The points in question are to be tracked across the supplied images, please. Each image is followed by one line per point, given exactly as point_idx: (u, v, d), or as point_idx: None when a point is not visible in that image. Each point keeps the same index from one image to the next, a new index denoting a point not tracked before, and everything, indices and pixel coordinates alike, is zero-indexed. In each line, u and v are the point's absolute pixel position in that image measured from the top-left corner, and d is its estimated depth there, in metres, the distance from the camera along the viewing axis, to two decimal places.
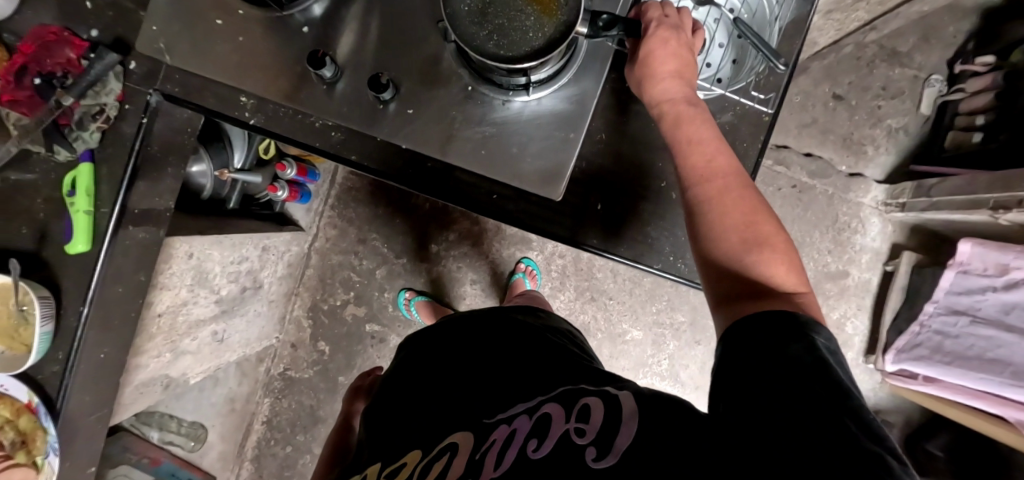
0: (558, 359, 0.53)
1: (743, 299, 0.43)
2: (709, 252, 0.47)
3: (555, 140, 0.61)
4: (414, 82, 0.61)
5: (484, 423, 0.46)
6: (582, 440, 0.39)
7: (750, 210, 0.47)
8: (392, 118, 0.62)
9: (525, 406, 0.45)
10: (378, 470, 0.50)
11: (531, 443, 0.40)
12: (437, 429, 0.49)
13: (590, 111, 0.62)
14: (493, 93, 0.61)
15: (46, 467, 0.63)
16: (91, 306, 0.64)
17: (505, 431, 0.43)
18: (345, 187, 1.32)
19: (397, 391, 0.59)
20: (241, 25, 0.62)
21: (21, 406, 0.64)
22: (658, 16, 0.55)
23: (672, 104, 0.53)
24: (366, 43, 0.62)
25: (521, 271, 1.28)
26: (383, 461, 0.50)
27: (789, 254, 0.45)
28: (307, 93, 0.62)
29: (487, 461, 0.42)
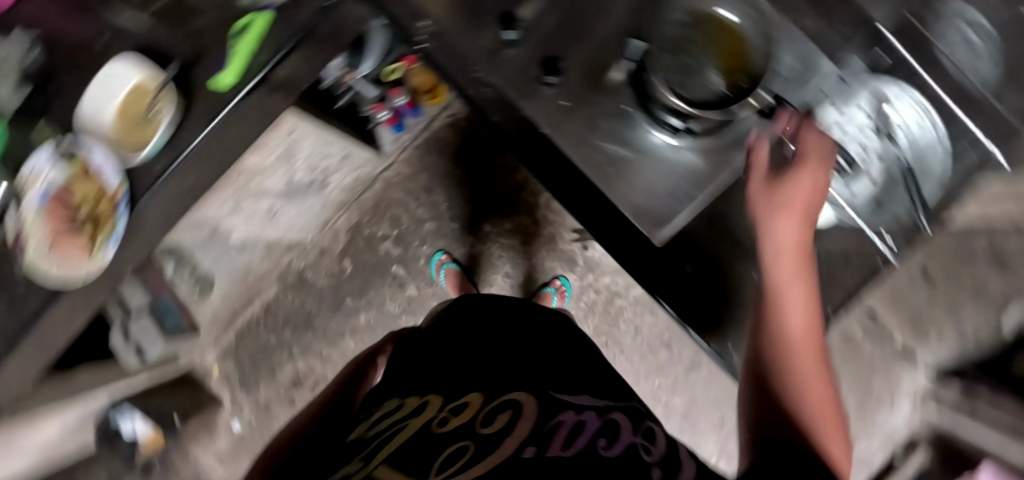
0: (603, 380, 0.60)
1: (783, 426, 0.46)
2: (778, 369, 0.48)
3: (679, 191, 0.63)
4: (581, 80, 0.63)
5: (547, 400, 0.51)
6: (650, 457, 0.46)
7: (816, 360, 0.48)
8: (546, 100, 0.63)
9: (592, 404, 0.53)
10: (439, 401, 0.53)
11: (607, 442, 0.46)
12: (500, 386, 0.54)
13: (724, 180, 0.63)
14: (644, 122, 0.62)
15: (102, 253, 0.69)
16: (209, 135, 0.68)
17: (573, 417, 0.49)
18: (432, 133, 1.30)
19: (450, 343, 0.62)
20: None
21: (105, 196, 0.68)
22: (803, 149, 0.53)
23: (785, 250, 0.50)
24: (557, 24, 0.63)
25: (553, 285, 1.24)
26: (443, 394, 0.53)
27: (836, 414, 0.47)
28: (479, 40, 0.64)
29: (556, 436, 0.46)
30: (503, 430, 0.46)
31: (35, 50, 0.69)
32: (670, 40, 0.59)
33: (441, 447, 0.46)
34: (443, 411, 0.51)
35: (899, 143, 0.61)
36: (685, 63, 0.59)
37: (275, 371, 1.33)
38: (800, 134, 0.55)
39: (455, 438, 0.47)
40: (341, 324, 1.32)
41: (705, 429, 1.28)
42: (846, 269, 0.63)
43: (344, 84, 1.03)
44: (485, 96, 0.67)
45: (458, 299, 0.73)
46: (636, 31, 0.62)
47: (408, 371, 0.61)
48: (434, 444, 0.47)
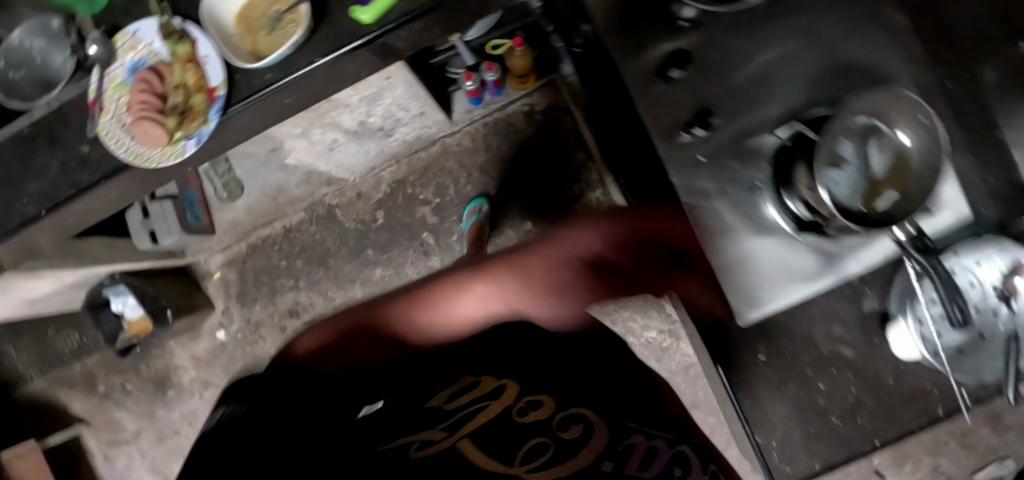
0: (656, 411, 0.84)
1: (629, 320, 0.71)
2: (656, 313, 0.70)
3: (781, 277, 0.62)
4: (724, 140, 0.62)
5: (623, 425, 0.78)
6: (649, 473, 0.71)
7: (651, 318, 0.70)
8: (683, 148, 0.62)
9: (663, 435, 0.79)
10: (513, 390, 0.81)
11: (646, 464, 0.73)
12: (569, 397, 0.80)
13: (828, 282, 0.62)
14: (772, 200, 0.62)
15: (180, 145, 0.65)
16: (327, 63, 0.64)
17: (644, 443, 0.77)
18: (504, 115, 1.24)
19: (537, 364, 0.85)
20: None
21: (203, 87, 0.64)
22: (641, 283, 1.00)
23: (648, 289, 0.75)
24: (726, 78, 0.61)
25: None
26: (522, 388, 0.81)
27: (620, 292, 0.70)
28: (637, 68, 0.62)
29: (634, 460, 0.74)
30: (579, 439, 0.75)
31: None
32: (842, 135, 0.55)
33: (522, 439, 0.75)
34: (522, 402, 0.79)
35: (1012, 312, 0.58)
36: (840, 165, 0.56)
37: (274, 298, 1.27)
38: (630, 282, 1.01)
39: (535, 435, 0.75)
40: (353, 273, 1.26)
41: None
42: (909, 407, 0.63)
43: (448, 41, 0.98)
44: None
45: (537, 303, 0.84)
46: (798, 112, 0.60)
47: (492, 364, 0.87)
48: (517, 431, 0.76)
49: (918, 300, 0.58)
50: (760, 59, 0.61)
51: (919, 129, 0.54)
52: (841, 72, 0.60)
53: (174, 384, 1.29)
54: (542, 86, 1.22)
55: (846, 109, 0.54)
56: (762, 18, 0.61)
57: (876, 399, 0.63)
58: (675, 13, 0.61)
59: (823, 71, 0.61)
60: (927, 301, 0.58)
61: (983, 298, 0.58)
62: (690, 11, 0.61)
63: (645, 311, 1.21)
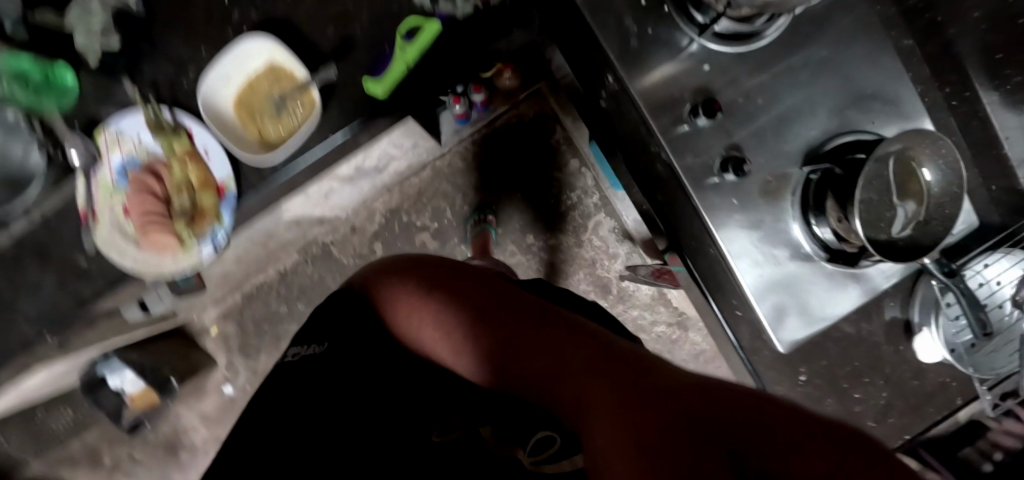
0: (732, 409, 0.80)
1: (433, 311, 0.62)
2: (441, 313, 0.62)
3: (821, 304, 0.64)
4: (755, 181, 0.63)
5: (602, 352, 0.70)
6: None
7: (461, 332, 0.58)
8: (716, 191, 0.63)
9: None
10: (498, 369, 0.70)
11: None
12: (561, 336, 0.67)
13: (865, 304, 0.65)
14: (804, 233, 0.63)
15: (196, 250, 0.63)
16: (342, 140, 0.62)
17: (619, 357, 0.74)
18: (493, 129, 1.23)
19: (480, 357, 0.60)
20: (658, 22, 0.62)
21: (210, 183, 0.60)
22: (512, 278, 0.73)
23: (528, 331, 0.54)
24: (744, 117, 0.63)
25: None
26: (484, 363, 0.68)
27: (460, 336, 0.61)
28: (661, 115, 0.63)
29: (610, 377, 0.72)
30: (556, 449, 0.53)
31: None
32: (875, 172, 0.57)
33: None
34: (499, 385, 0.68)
35: None
36: (873, 198, 0.58)
37: (280, 345, 1.24)
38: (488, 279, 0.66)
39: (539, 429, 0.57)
40: None
41: None
42: (935, 402, 0.68)
43: None
44: (657, 173, 0.66)
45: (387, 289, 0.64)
46: (820, 147, 0.63)
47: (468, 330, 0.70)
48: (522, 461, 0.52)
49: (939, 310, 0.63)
50: (775, 96, 0.63)
51: (942, 163, 0.58)
52: (854, 103, 0.64)
53: (187, 445, 1.25)
54: (528, 97, 1.22)
55: (882, 149, 0.55)
56: (770, 55, 0.63)
57: (905, 400, 0.68)
58: (680, 46, 0.62)
59: (839, 102, 0.64)
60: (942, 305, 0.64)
61: (998, 301, 0.63)
62: (692, 45, 0.62)
63: (653, 306, 1.25)
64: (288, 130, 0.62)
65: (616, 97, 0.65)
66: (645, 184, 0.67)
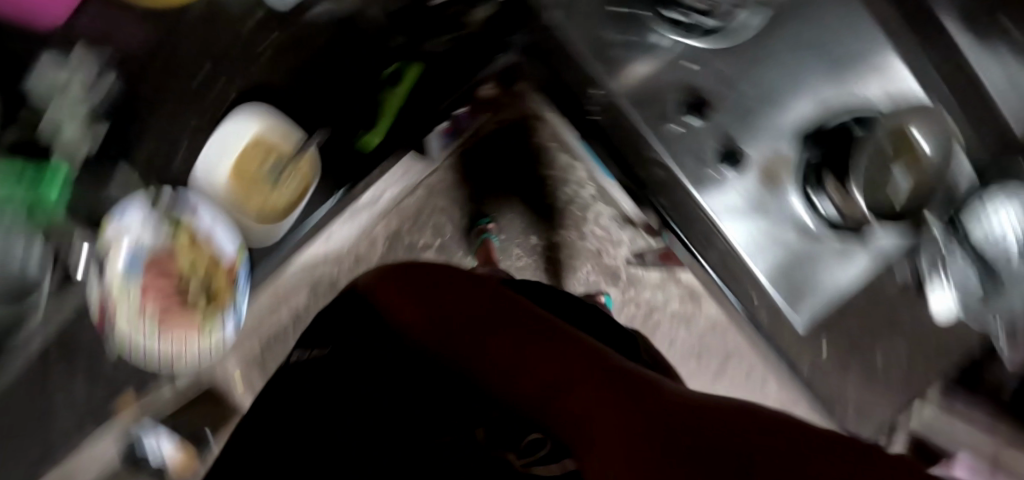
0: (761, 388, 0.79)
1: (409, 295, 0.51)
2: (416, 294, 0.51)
3: (832, 274, 0.65)
4: (754, 166, 0.65)
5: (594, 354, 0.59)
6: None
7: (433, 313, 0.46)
8: (716, 184, 0.65)
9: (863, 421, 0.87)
10: None
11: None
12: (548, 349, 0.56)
13: (877, 271, 0.65)
14: (806, 210, 0.64)
15: (213, 329, 0.69)
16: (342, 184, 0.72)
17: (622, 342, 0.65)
18: (480, 138, 1.24)
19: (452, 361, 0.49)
20: (630, 27, 0.63)
21: (223, 267, 0.68)
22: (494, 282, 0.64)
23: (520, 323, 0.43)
24: (731, 108, 0.64)
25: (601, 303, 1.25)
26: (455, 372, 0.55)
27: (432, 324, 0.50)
28: (651, 120, 0.64)
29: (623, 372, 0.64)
30: None
31: (108, 77, 0.59)
32: (878, 144, 0.58)
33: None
34: None
35: None
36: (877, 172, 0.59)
37: None
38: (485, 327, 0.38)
39: None
40: None
41: None
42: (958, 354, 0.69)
43: None
44: (657, 176, 0.65)
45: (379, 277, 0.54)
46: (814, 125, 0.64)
47: None
48: None
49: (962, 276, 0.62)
50: (760, 79, 0.64)
51: (933, 130, 0.60)
52: (841, 75, 0.64)
53: None
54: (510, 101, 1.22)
55: (884, 119, 0.59)
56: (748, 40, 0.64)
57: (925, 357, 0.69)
58: (648, 39, 0.63)
59: (827, 76, 0.64)
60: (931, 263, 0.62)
61: None
62: (664, 40, 0.63)
63: (662, 285, 1.28)
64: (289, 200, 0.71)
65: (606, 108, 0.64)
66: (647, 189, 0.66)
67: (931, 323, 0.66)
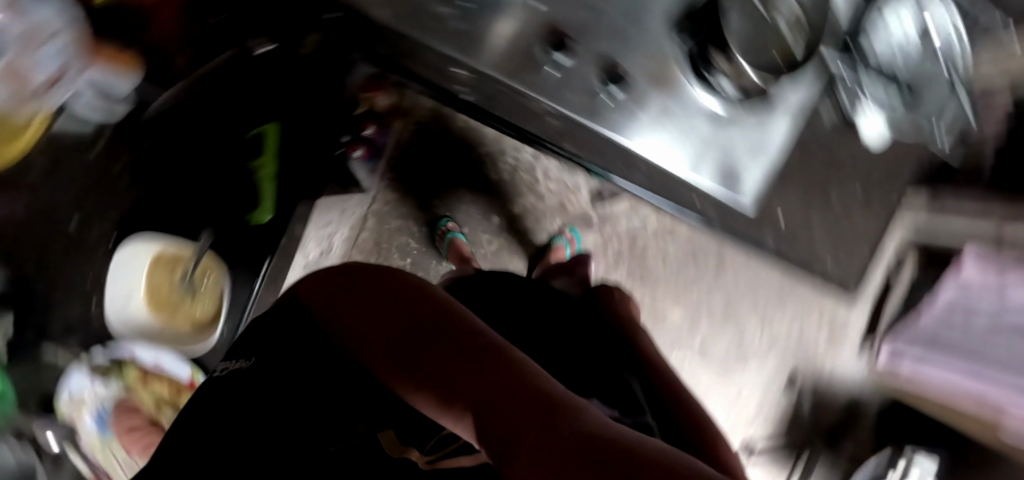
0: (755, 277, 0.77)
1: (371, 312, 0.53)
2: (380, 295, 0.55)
3: (755, 144, 0.64)
4: (641, 76, 0.62)
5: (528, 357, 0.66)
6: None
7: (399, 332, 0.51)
8: (615, 111, 0.61)
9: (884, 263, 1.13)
10: None
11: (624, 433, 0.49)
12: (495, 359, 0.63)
13: (793, 124, 0.65)
14: (706, 95, 0.63)
15: None
16: None
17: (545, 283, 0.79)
18: (403, 149, 1.22)
19: None
20: None
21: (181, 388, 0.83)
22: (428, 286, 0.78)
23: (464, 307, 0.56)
24: (599, 26, 0.61)
25: (565, 237, 1.26)
26: None
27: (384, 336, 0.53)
28: (522, 75, 0.58)
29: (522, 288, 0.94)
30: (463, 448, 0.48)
31: None
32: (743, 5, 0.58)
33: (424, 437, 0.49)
34: None
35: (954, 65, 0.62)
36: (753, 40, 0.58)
37: None
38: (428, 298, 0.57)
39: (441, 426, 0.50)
40: None
41: (743, 316, 1.40)
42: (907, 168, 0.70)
43: None
44: (552, 127, 0.62)
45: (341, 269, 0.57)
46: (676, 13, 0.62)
47: None
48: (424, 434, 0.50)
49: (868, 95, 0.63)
50: None
51: None
52: None
53: None
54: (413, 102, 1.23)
55: None
56: None
57: None
58: None
59: None
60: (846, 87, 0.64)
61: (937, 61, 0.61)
62: None
63: (633, 212, 1.32)
64: (212, 310, 0.87)
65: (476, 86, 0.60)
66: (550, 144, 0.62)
67: (866, 151, 0.66)
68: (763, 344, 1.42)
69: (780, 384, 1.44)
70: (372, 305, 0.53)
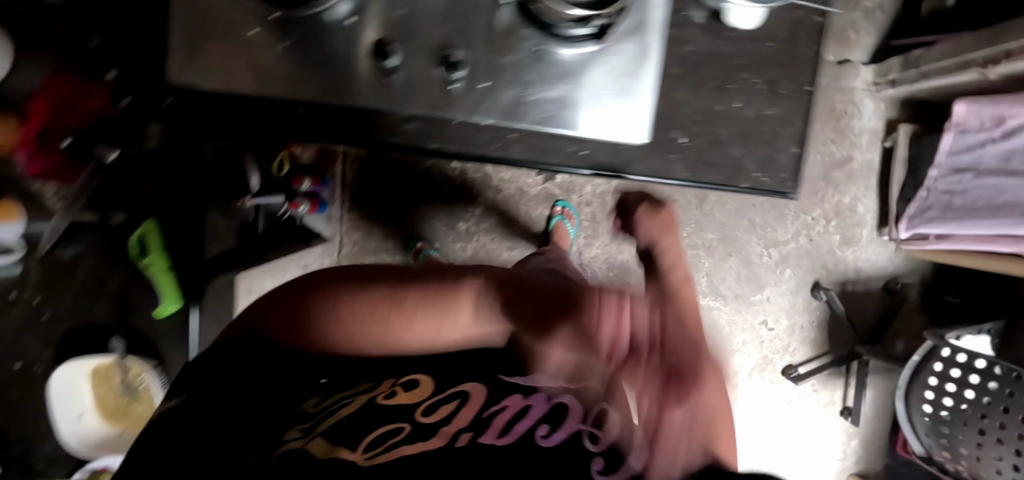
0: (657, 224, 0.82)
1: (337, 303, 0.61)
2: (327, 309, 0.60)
3: (627, 81, 0.61)
4: (483, 52, 0.59)
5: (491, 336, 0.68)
6: (594, 452, 0.53)
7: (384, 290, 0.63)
8: (463, 97, 0.60)
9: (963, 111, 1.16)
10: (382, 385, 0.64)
11: (539, 433, 0.56)
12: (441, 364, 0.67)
13: (659, 46, 0.61)
14: (557, 47, 0.59)
15: None
16: None
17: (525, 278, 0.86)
18: (353, 188, 1.23)
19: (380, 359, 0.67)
20: (277, 31, 0.58)
21: None
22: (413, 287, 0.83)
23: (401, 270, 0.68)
24: (430, 15, 0.58)
25: (561, 213, 1.24)
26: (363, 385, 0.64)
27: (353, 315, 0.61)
28: (363, 92, 0.60)
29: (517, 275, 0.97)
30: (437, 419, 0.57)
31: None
32: None
33: (357, 437, 0.55)
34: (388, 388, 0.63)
35: None
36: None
37: None
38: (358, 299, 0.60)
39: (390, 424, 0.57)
40: None
41: (742, 238, 1.34)
42: (800, 44, 0.66)
43: (249, 209, 0.96)
44: (409, 131, 0.64)
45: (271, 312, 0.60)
46: None
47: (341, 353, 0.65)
48: (365, 426, 0.56)
49: None
50: None
51: None
52: None
53: None
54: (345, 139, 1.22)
55: None
56: None
57: (775, 67, 0.66)
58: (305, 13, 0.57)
59: None
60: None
61: None
62: (344, 5, 0.57)
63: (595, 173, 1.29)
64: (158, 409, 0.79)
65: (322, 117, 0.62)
66: (415, 149, 0.64)
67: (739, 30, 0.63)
68: (772, 261, 1.35)
69: (806, 295, 1.38)
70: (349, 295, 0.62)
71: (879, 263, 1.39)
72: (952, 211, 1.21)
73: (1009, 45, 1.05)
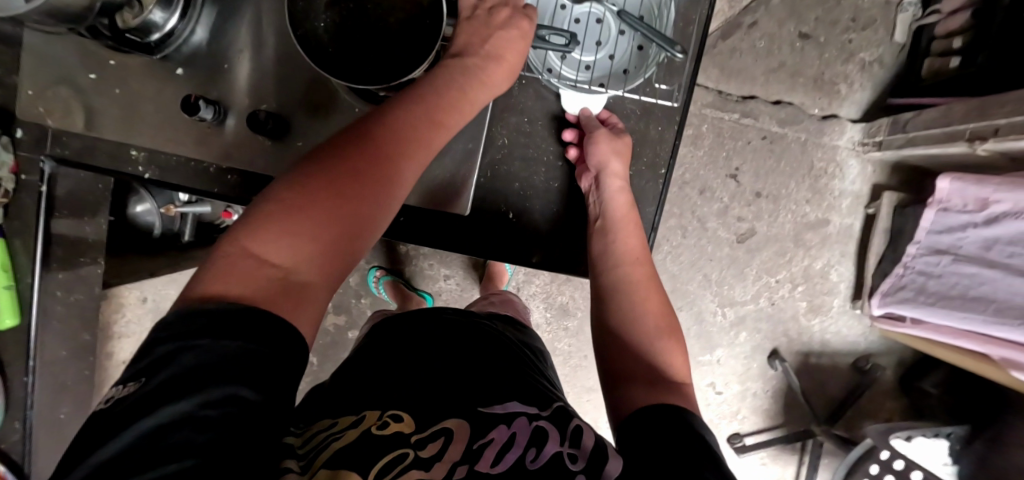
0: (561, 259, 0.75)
1: (264, 214, 0.43)
2: (255, 226, 0.42)
3: (453, 149, 0.66)
4: (304, 114, 0.65)
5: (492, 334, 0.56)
6: (575, 466, 0.38)
7: (303, 167, 0.46)
8: (287, 148, 0.65)
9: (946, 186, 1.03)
10: (390, 383, 0.45)
11: (530, 452, 0.38)
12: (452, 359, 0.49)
13: (485, 117, 0.66)
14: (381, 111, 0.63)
15: None
16: None
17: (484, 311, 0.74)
18: None
19: (381, 354, 0.51)
20: (116, 75, 0.63)
21: None
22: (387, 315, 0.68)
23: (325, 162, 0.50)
24: (257, 79, 0.64)
25: None
26: (376, 377, 0.47)
27: (284, 200, 0.43)
28: (192, 141, 0.64)
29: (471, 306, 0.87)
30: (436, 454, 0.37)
31: None
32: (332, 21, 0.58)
33: (369, 458, 0.37)
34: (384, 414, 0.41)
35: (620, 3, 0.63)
36: (381, 29, 0.59)
37: None
38: (277, 197, 0.44)
39: (390, 450, 0.37)
40: None
41: (695, 293, 1.25)
42: (651, 127, 0.68)
43: (175, 216, 0.96)
44: (233, 182, 0.66)
45: (209, 298, 0.38)
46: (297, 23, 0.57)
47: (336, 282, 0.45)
48: (374, 448, 0.37)
49: (563, 75, 0.65)
50: (259, 30, 0.64)
51: None
52: None
53: None
54: None
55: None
56: (226, 8, 0.64)
57: None
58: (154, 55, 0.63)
59: None
60: (548, 72, 0.65)
61: (591, 19, 0.63)
62: (197, 38, 0.64)
63: None
64: None
65: (154, 160, 0.65)
66: (236, 199, 0.66)
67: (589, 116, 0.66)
68: (726, 322, 1.26)
69: (763, 363, 1.27)
70: (274, 205, 0.43)
71: (852, 337, 1.27)
72: (926, 294, 1.07)
73: (998, 121, 0.92)
